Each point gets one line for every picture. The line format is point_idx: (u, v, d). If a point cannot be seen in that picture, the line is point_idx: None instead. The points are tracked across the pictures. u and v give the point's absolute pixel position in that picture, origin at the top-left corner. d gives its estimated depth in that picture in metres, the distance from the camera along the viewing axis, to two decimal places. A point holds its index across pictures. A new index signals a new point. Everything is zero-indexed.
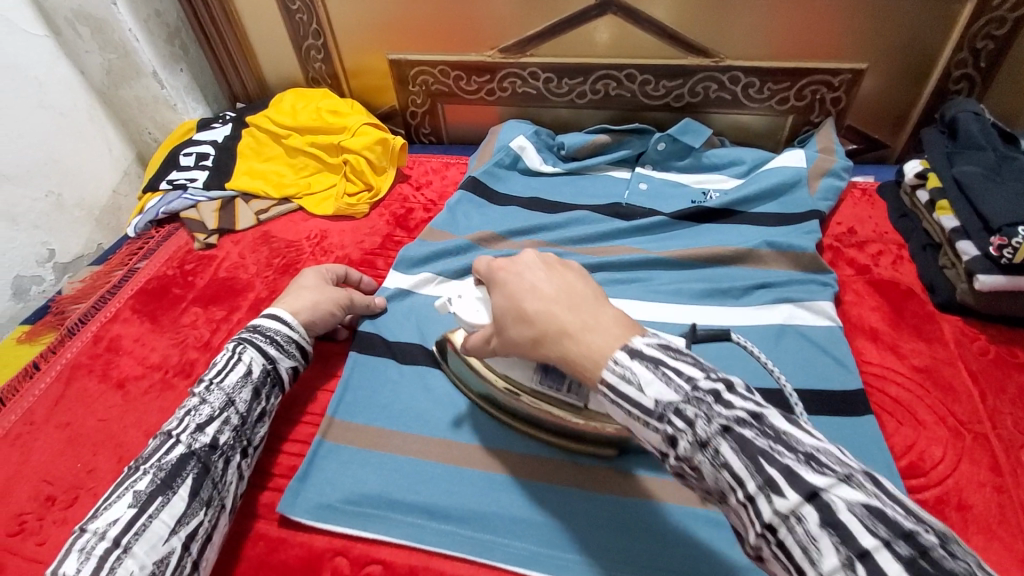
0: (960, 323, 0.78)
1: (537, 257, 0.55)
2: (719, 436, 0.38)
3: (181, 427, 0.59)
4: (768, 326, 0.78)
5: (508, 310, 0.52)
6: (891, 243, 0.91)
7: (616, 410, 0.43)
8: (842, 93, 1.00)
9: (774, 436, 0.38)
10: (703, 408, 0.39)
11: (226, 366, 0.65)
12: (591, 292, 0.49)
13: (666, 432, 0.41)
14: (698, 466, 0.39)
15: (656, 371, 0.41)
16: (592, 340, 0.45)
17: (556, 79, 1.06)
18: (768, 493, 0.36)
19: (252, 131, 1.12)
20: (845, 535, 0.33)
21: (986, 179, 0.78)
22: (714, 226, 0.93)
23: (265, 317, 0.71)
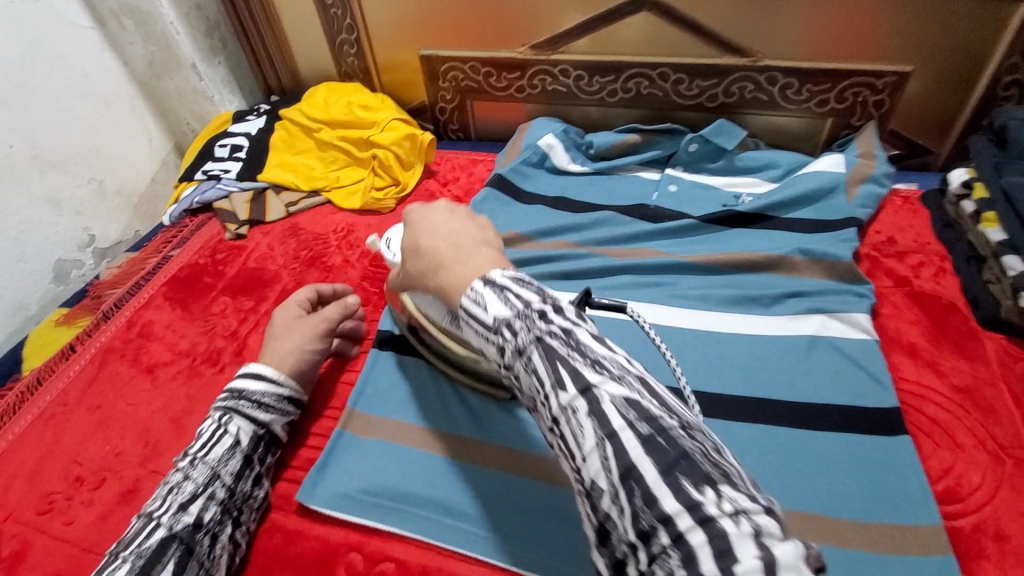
0: (1006, 342, 0.74)
1: (447, 206, 0.57)
2: (532, 344, 0.39)
3: (163, 508, 0.56)
4: (798, 337, 0.76)
5: (409, 248, 0.55)
6: (933, 254, 0.87)
7: (470, 332, 0.44)
8: (886, 96, 0.96)
9: (576, 344, 0.38)
10: (526, 319, 0.40)
11: (210, 438, 0.61)
12: (480, 237, 0.52)
13: (498, 344, 0.42)
14: (517, 372, 0.41)
15: (500, 292, 0.43)
16: (465, 270, 0.47)
17: (587, 76, 1.04)
18: (555, 389, 0.37)
19: (285, 123, 1.13)
20: (602, 421, 0.34)
21: None
22: (746, 232, 0.90)
23: (248, 376, 0.66)
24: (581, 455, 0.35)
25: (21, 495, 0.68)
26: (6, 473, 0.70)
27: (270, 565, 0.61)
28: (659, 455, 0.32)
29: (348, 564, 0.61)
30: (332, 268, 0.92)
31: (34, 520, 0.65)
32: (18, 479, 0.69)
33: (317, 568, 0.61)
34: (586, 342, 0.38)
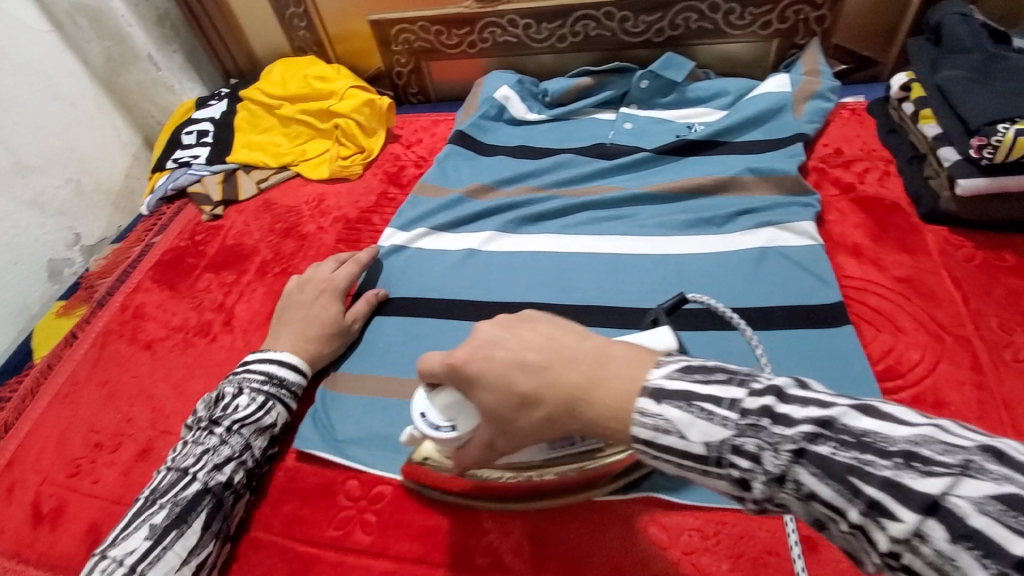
0: (945, 233, 0.77)
1: (494, 322, 0.47)
2: (793, 462, 0.33)
3: (198, 465, 0.62)
4: (750, 249, 0.80)
5: (500, 400, 0.45)
6: (878, 160, 0.89)
7: (671, 464, 0.39)
8: (826, 11, 0.97)
9: (856, 443, 0.32)
10: (763, 437, 0.34)
11: (250, 413, 0.66)
12: (587, 341, 0.42)
13: (732, 476, 0.36)
14: (787, 502, 0.35)
15: (692, 408, 0.37)
16: (614, 397, 0.39)
17: (535, 24, 1.06)
18: (876, 517, 0.30)
19: (246, 104, 1.15)
20: (984, 544, 0.27)
21: (970, 82, 0.73)
22: (699, 158, 0.94)
23: (282, 365, 0.71)
24: None
25: (46, 465, 0.74)
26: (31, 448, 0.76)
27: (278, 499, 0.67)
28: None
29: (346, 492, 0.66)
30: (307, 236, 0.96)
31: (63, 483, 0.71)
32: (42, 452, 0.75)
33: (320, 499, 0.66)
34: (864, 433, 0.32)
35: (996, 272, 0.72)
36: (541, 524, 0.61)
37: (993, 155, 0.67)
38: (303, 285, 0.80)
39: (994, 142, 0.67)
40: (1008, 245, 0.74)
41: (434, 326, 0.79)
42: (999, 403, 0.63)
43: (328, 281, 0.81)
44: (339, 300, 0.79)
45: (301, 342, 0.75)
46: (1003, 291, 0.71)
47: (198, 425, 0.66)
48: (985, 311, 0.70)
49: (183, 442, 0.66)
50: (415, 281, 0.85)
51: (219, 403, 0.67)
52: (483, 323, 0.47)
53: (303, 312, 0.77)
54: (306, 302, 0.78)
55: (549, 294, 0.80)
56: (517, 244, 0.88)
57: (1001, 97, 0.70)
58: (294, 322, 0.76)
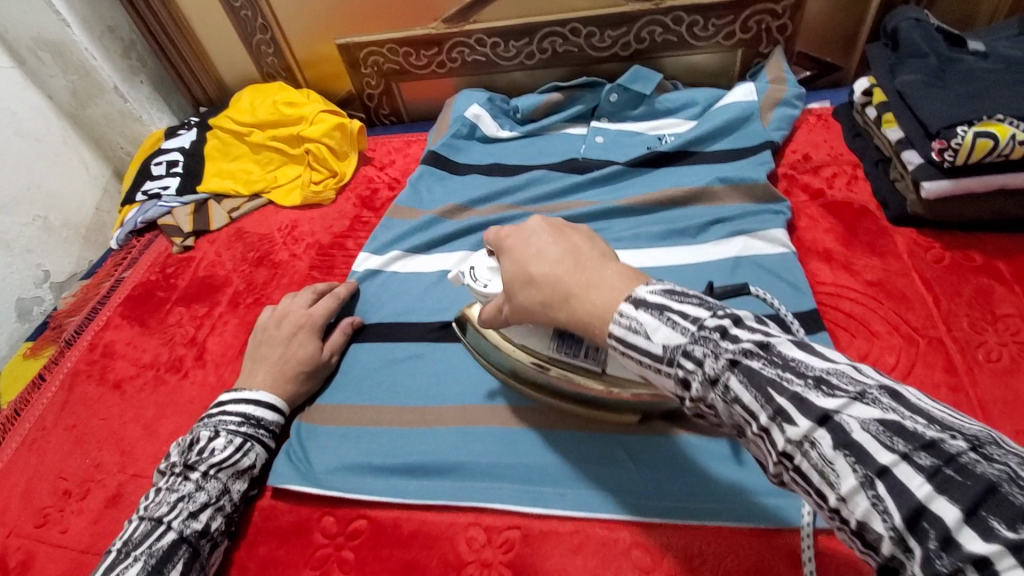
0: (914, 235, 0.78)
1: (541, 222, 0.54)
2: (728, 369, 0.37)
3: (173, 513, 0.60)
4: (723, 259, 0.80)
5: (517, 276, 0.52)
6: (845, 164, 0.90)
7: (628, 361, 0.43)
8: (788, 20, 0.98)
9: (784, 364, 0.36)
10: (710, 346, 0.38)
11: (227, 456, 0.65)
12: (598, 252, 0.49)
13: (678, 376, 0.40)
14: (713, 403, 0.39)
15: (662, 317, 0.41)
16: (601, 295, 0.45)
17: (502, 43, 1.06)
18: (780, 423, 0.34)
19: (217, 132, 1.14)
20: (860, 454, 0.31)
21: (927, 85, 0.75)
22: (670, 169, 0.94)
23: (263, 405, 0.70)
24: (839, 493, 0.31)
25: (13, 516, 0.71)
26: None
27: (253, 540, 0.65)
28: (955, 488, 0.28)
29: (323, 529, 0.65)
30: (279, 265, 0.95)
31: (31, 534, 0.69)
32: (9, 501, 0.73)
33: (296, 538, 0.65)
34: (793, 359, 0.36)
35: (966, 272, 0.73)
36: (522, 554, 0.60)
37: (954, 157, 0.68)
38: (279, 321, 0.78)
39: (954, 145, 0.68)
40: (976, 244, 0.75)
41: (410, 351, 0.78)
42: (975, 404, 0.63)
43: (304, 315, 0.79)
44: (316, 335, 0.77)
45: (278, 381, 0.73)
46: (972, 291, 0.71)
47: (171, 472, 0.64)
48: (956, 312, 0.70)
49: (154, 490, 0.63)
50: (391, 305, 0.84)
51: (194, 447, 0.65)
52: (534, 218, 0.55)
53: (279, 348, 0.75)
54: (282, 337, 0.76)
55: None
56: None
57: (959, 100, 0.71)
58: (270, 359, 0.74)
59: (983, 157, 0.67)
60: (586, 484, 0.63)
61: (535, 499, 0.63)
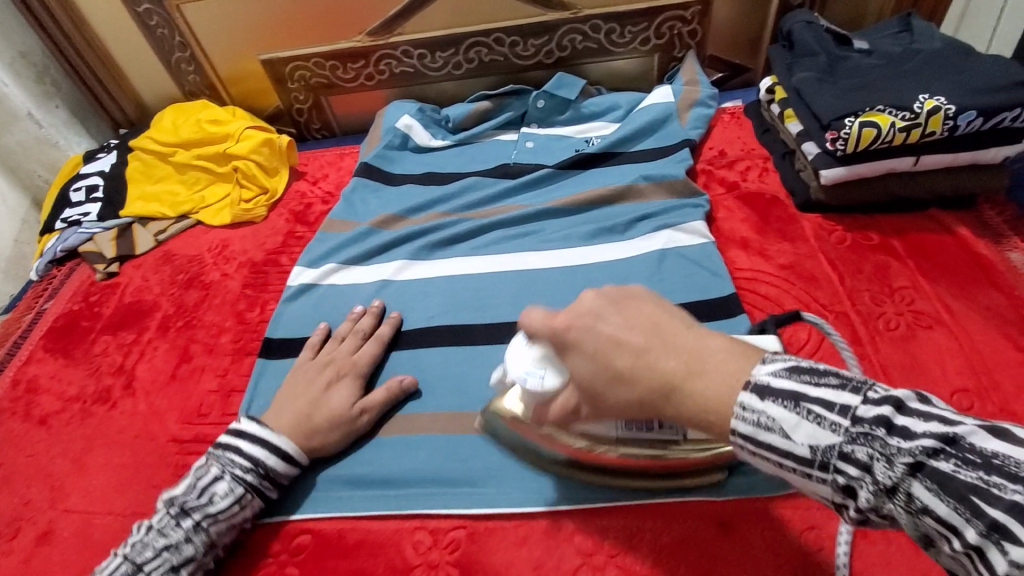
0: (819, 219, 0.84)
1: (598, 297, 0.44)
2: (907, 475, 0.32)
3: (155, 563, 0.55)
4: (649, 252, 0.84)
5: (593, 373, 0.44)
6: (757, 158, 0.96)
7: (771, 466, 0.39)
8: (697, 25, 1.05)
9: (981, 462, 0.31)
10: (875, 446, 0.34)
11: (222, 508, 0.59)
12: (683, 324, 0.42)
13: (837, 482, 0.36)
14: (893, 514, 0.34)
15: (799, 409, 0.36)
16: (718, 389, 0.38)
17: (429, 54, 1.08)
18: (997, 540, 0.29)
19: (137, 154, 1.10)
20: None
21: (820, 81, 0.81)
22: (598, 170, 0.98)
23: (276, 451, 0.63)
24: None
25: None
26: None
27: None
28: None
29: (265, 548, 0.63)
30: (211, 285, 0.92)
31: None
32: None
33: (236, 560, 0.63)
34: (991, 453, 0.31)
35: (865, 251, 0.79)
36: (469, 551, 0.60)
37: (845, 146, 0.74)
38: (317, 362, 0.73)
39: (843, 135, 0.73)
40: (873, 225, 0.82)
41: None
42: (878, 370, 0.68)
43: (348, 361, 0.73)
44: (358, 387, 0.71)
45: (302, 426, 0.66)
46: (871, 267, 0.78)
47: (166, 510, 0.59)
48: (859, 288, 0.76)
49: (145, 524, 0.59)
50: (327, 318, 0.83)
51: (197, 487, 0.60)
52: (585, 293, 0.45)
53: (311, 387, 0.69)
54: (318, 382, 0.70)
55: (464, 316, 0.80)
56: (429, 270, 0.88)
57: (847, 93, 0.77)
58: (302, 398, 0.68)
59: (869, 145, 0.73)
60: (530, 476, 0.65)
61: (479, 498, 0.64)
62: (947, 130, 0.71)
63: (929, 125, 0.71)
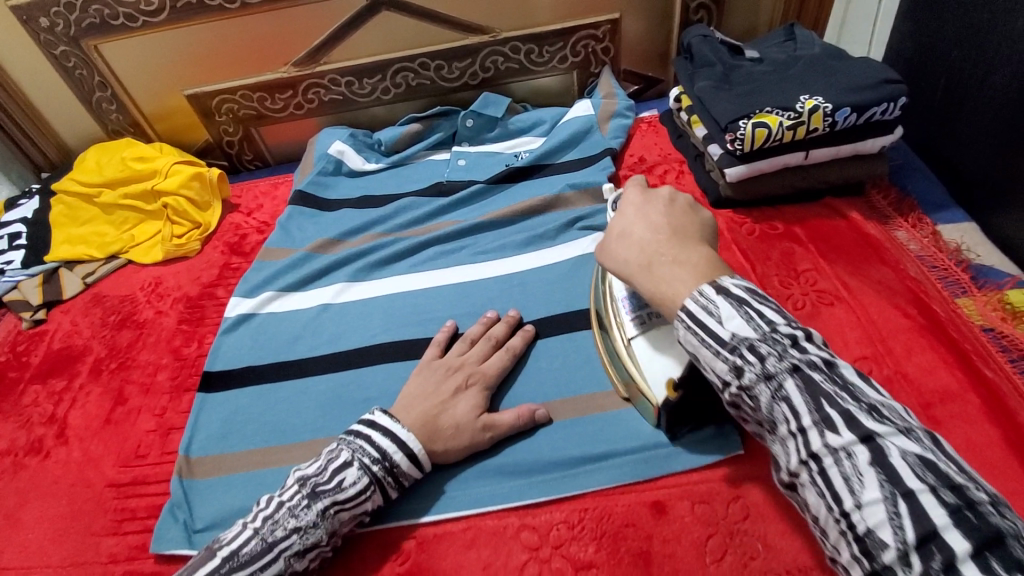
0: (730, 214, 0.91)
1: (668, 194, 0.58)
2: (788, 372, 0.44)
3: (287, 543, 0.55)
4: (579, 256, 0.89)
5: (619, 227, 0.58)
6: (673, 161, 1.03)
7: (689, 340, 0.48)
8: (609, 43, 1.11)
9: (843, 384, 0.42)
10: (777, 348, 0.44)
11: (352, 496, 0.59)
12: (698, 237, 0.54)
13: (734, 363, 0.46)
14: (758, 396, 0.45)
15: (740, 309, 0.46)
16: (683, 275, 0.50)
17: (356, 81, 1.10)
18: (823, 428, 0.41)
19: (61, 198, 1.07)
20: (893, 475, 0.38)
21: (717, 89, 0.88)
22: (527, 182, 1.02)
23: (405, 453, 0.62)
24: (859, 500, 0.39)
25: None
26: None
27: None
28: (967, 524, 0.35)
29: None
30: (145, 323, 0.91)
31: None
32: None
33: None
34: (852, 383, 0.43)
35: (772, 240, 0.86)
36: (419, 560, 0.62)
37: (742, 145, 0.81)
38: (447, 364, 0.71)
39: (740, 136, 0.80)
40: (777, 216, 0.89)
41: (292, 389, 0.78)
42: None
43: (478, 370, 0.71)
44: (482, 399, 0.68)
45: (429, 426, 0.64)
46: (778, 254, 0.84)
47: (297, 488, 0.58)
48: (769, 274, 0.82)
49: (274, 501, 0.58)
50: (267, 346, 0.83)
51: (328, 469, 0.60)
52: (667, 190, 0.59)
53: (437, 393, 0.67)
54: (447, 385, 0.68)
55: (405, 332, 0.82)
56: (368, 290, 0.89)
57: (739, 99, 0.84)
58: (429, 398, 0.66)
59: (763, 143, 0.80)
60: (477, 479, 0.67)
61: (426, 507, 0.65)
62: (828, 126, 0.79)
63: (812, 122, 0.79)
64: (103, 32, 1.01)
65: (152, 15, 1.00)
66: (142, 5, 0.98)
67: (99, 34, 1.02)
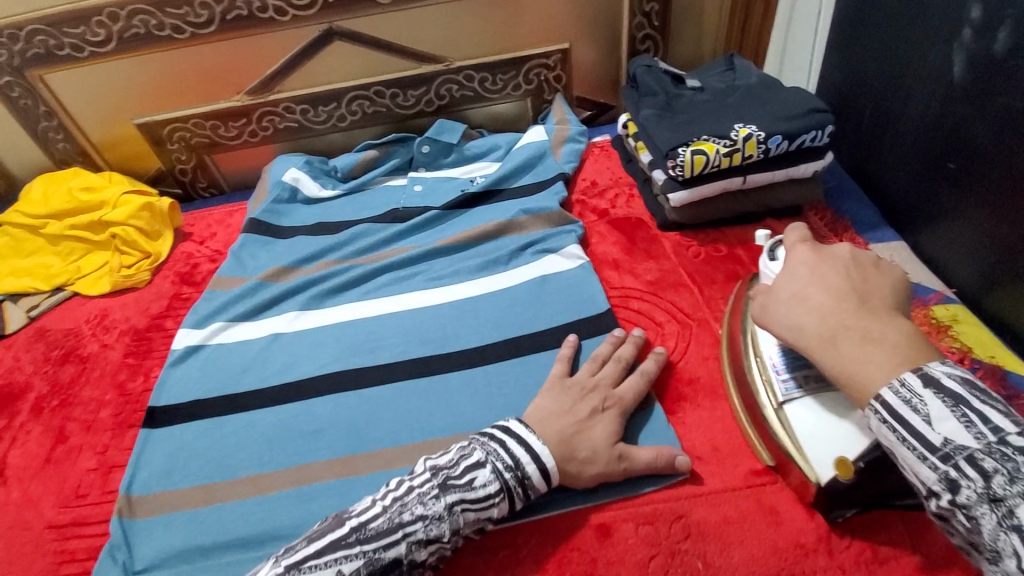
0: (678, 237, 0.94)
1: (845, 254, 0.57)
2: (1020, 497, 0.40)
3: (421, 526, 0.56)
4: (531, 280, 0.90)
5: (788, 288, 0.57)
6: (624, 185, 1.06)
7: (888, 442, 0.47)
8: (560, 71, 1.15)
9: None
10: (1007, 465, 0.41)
11: (480, 497, 0.59)
12: (892, 303, 0.53)
13: (945, 473, 0.44)
14: (977, 518, 0.42)
15: (955, 409, 0.44)
16: (880, 353, 0.49)
17: (312, 108, 1.11)
18: None
19: (3, 230, 1.04)
20: None
21: (660, 117, 0.91)
22: (483, 207, 1.04)
23: (542, 465, 0.61)
24: None
25: None
26: None
27: None
28: None
29: None
30: (90, 358, 0.88)
31: None
32: None
33: None
34: None
35: (716, 261, 0.89)
36: None
37: (682, 172, 0.84)
38: (581, 384, 0.70)
39: (679, 163, 0.83)
40: (722, 238, 0.92)
41: (240, 422, 0.76)
42: None
43: (613, 393, 0.69)
44: (618, 426, 0.67)
45: (565, 445, 0.63)
46: (723, 276, 0.87)
47: (430, 476, 0.59)
48: (714, 296, 0.85)
49: (407, 483, 0.60)
50: (216, 379, 0.82)
51: (461, 464, 0.60)
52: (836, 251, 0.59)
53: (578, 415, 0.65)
54: (583, 407, 0.66)
55: (357, 359, 0.82)
56: (321, 318, 0.89)
57: (680, 126, 0.87)
58: (568, 419, 0.65)
59: (701, 170, 0.83)
60: None
61: None
62: (762, 152, 0.83)
63: (747, 149, 0.82)
64: (48, 62, 1.00)
65: (99, 45, 0.99)
66: (88, 35, 0.98)
67: (44, 64, 1.00)
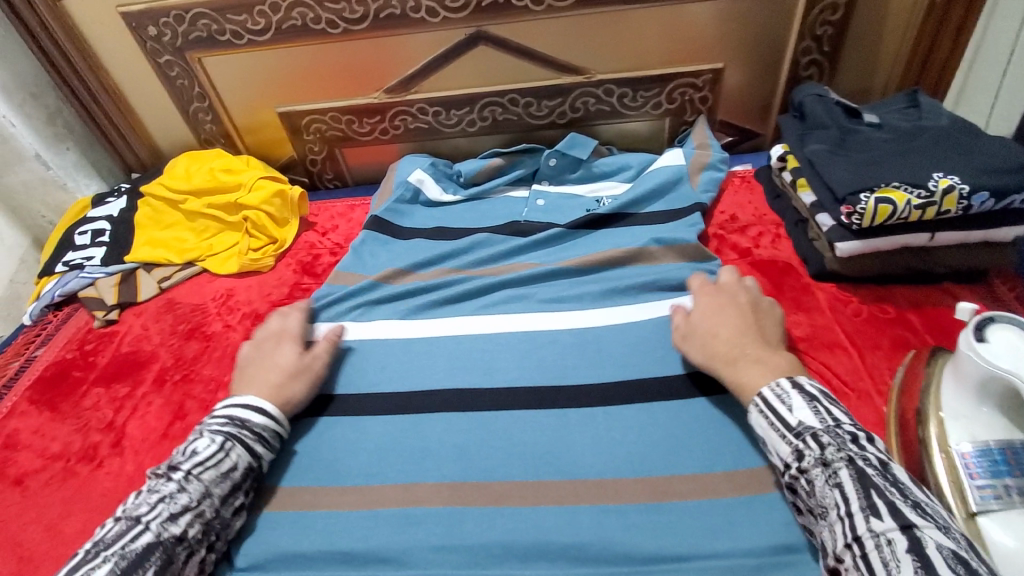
0: (834, 290, 0.83)
1: (758, 301, 0.72)
2: (843, 462, 0.51)
3: (152, 513, 0.55)
4: (663, 316, 0.82)
5: (702, 321, 0.70)
6: (769, 224, 0.96)
7: (762, 422, 0.57)
8: (708, 92, 1.07)
9: (893, 481, 0.49)
10: (838, 439, 0.52)
11: (208, 456, 0.60)
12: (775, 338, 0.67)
13: (797, 446, 0.54)
14: (813, 479, 0.52)
15: (811, 402, 0.56)
16: (763, 370, 0.61)
17: (444, 111, 1.10)
18: (869, 514, 0.47)
19: (147, 200, 1.10)
20: (926, 564, 0.43)
21: (833, 154, 0.81)
22: (610, 231, 0.97)
23: (245, 408, 0.67)
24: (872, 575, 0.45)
25: None
26: None
27: None
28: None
29: None
30: (212, 337, 0.90)
31: None
32: None
33: None
34: (903, 483, 0.49)
35: (882, 324, 0.77)
36: None
37: (861, 221, 0.74)
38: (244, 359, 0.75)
39: (859, 210, 0.73)
40: (890, 298, 0.80)
41: (351, 426, 0.74)
42: None
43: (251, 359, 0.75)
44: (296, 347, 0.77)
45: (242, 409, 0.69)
46: (890, 342, 0.75)
47: (156, 474, 0.60)
48: (879, 365, 0.73)
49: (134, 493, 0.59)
50: (330, 377, 0.80)
51: (181, 450, 0.62)
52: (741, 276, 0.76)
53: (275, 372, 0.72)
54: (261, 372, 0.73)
55: (470, 377, 0.78)
56: (434, 328, 0.86)
57: (859, 167, 0.77)
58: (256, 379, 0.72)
59: (885, 220, 0.73)
60: (537, 559, 0.60)
61: None
62: (962, 209, 0.71)
63: (946, 203, 0.71)
64: (208, 46, 1.04)
65: (257, 33, 1.01)
66: (249, 24, 1.00)
67: (204, 48, 1.04)
